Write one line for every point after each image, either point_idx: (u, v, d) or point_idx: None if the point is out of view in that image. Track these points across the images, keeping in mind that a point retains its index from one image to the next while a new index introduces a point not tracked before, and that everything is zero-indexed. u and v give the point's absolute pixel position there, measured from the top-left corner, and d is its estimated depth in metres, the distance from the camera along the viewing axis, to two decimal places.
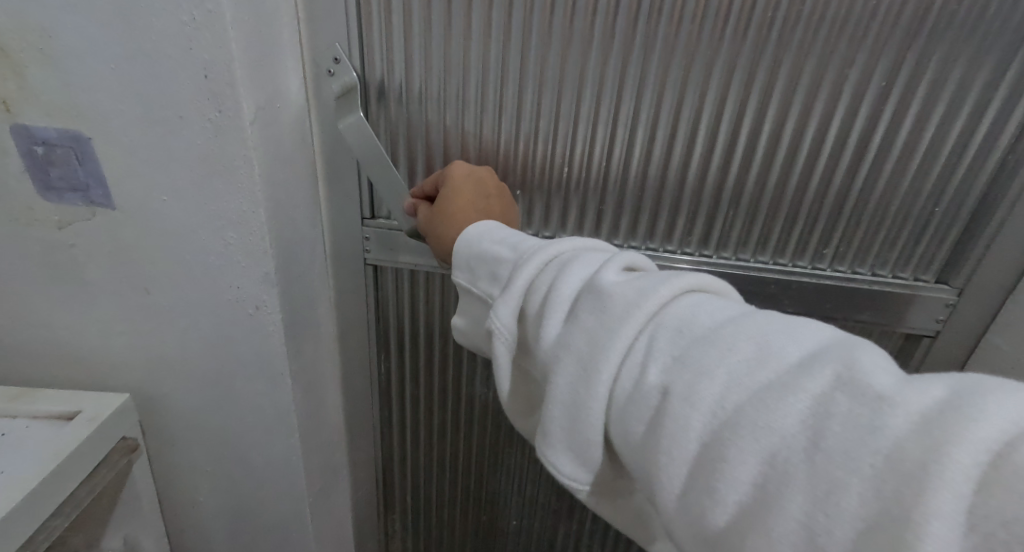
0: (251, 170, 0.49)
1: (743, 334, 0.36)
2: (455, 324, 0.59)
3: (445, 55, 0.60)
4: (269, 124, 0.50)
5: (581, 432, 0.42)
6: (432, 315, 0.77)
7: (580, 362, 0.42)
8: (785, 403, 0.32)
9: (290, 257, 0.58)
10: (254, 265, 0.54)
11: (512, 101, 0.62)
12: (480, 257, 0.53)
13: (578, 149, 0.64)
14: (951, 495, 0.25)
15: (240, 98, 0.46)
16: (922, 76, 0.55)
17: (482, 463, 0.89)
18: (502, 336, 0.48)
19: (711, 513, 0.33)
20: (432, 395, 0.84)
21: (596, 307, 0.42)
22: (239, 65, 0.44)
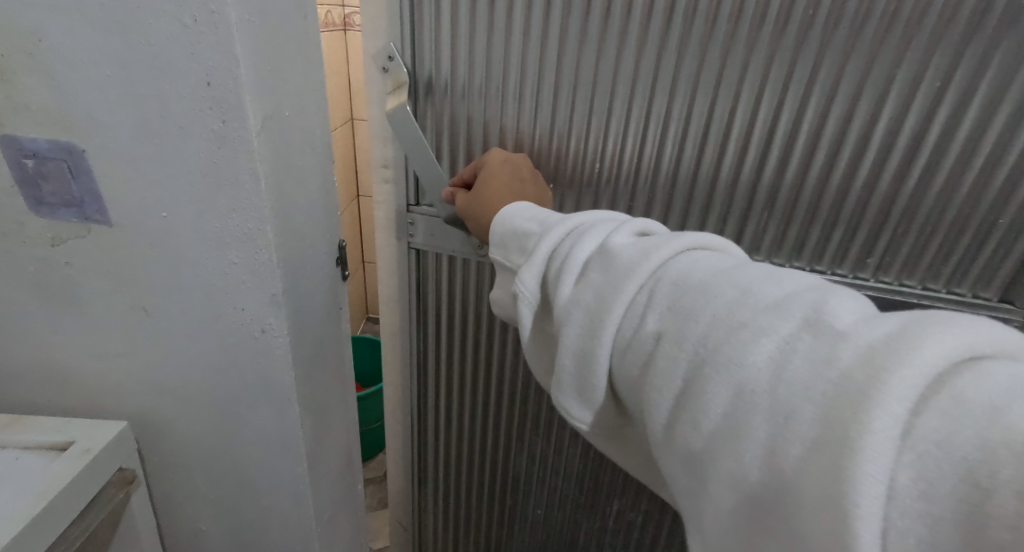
0: (257, 183, 0.46)
1: (732, 284, 0.39)
2: (492, 298, 0.61)
3: (488, 52, 0.62)
4: (279, 133, 0.48)
5: (587, 378, 0.45)
6: (468, 291, 0.81)
7: (586, 315, 0.45)
8: (759, 341, 0.35)
9: (300, 276, 0.55)
10: (260, 285, 0.52)
11: (547, 96, 0.63)
12: (510, 231, 0.56)
13: (607, 146, 0.64)
14: (886, 413, 0.28)
15: (246, 106, 0.43)
16: (984, 78, 0.50)
17: (511, 443, 0.93)
18: (527, 299, 0.51)
19: (690, 437, 0.37)
20: (465, 364, 0.88)
21: (604, 266, 0.45)
22: (245, 72, 0.42)
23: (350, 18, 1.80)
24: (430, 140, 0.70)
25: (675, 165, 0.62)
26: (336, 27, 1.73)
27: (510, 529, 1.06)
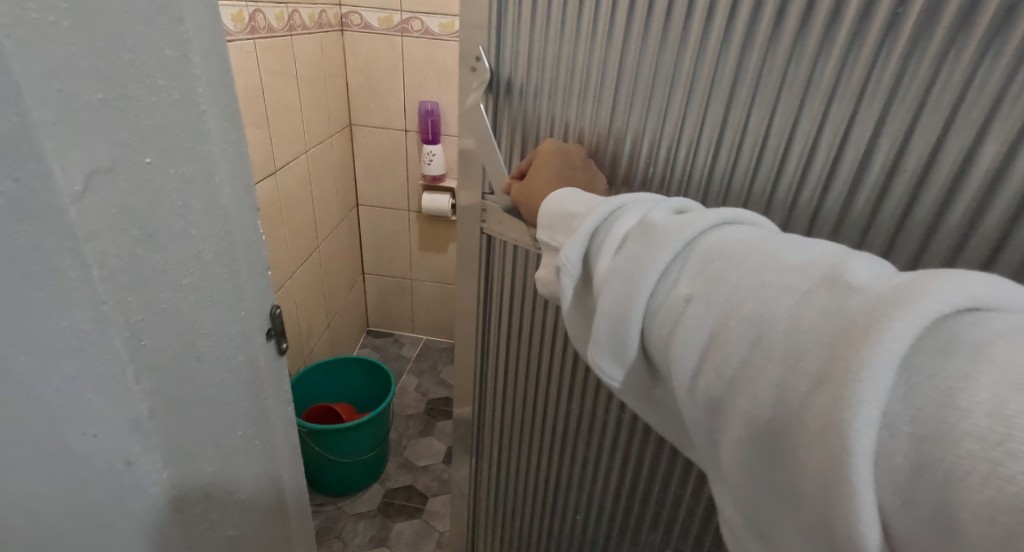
0: (88, 263, 0.34)
1: (754, 246, 0.37)
2: (540, 279, 0.56)
3: (559, 52, 0.60)
4: (129, 191, 0.35)
5: (624, 346, 0.42)
6: (524, 281, 0.77)
7: (618, 281, 0.41)
8: (777, 297, 0.33)
9: (180, 377, 0.44)
10: (115, 406, 0.39)
11: (608, 94, 0.59)
12: (557, 214, 0.53)
13: (662, 148, 0.57)
14: (888, 353, 0.26)
15: (50, 157, 0.30)
16: None
17: (555, 441, 0.85)
18: (569, 269, 0.48)
19: (703, 386, 0.36)
20: (515, 353, 0.85)
21: (642, 238, 0.42)
22: (44, 110, 0.30)
23: (347, 18, 1.70)
24: (505, 137, 0.70)
25: (728, 177, 0.55)
26: (331, 27, 1.63)
27: (546, 542, 0.98)
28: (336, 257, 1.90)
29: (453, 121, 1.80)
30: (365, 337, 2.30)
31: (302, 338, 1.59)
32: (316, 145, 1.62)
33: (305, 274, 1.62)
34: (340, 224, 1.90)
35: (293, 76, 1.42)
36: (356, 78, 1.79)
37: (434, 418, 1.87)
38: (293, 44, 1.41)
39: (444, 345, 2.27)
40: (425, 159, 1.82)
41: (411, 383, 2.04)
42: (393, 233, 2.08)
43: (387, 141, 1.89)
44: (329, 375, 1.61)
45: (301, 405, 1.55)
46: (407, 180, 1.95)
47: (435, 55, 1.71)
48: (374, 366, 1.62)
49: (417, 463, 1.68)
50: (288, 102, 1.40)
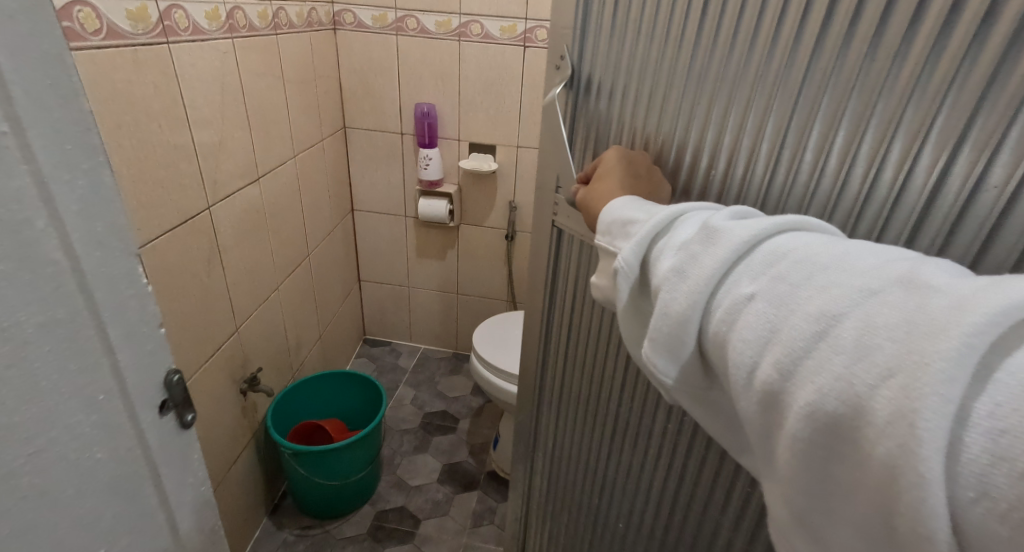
0: None
1: (826, 247, 0.32)
2: (597, 284, 0.50)
3: (634, 50, 0.55)
4: None
5: (680, 346, 0.37)
6: (582, 278, 0.69)
7: (682, 278, 0.37)
8: (847, 288, 0.29)
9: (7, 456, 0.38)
10: None
11: (674, 97, 0.52)
12: (620, 220, 0.45)
13: (722, 156, 0.49)
14: (970, 337, 0.23)
15: None
16: None
17: (603, 455, 0.74)
18: (625, 272, 0.42)
19: (757, 384, 0.31)
20: (569, 356, 0.77)
21: (706, 238, 0.37)
22: None
23: (340, 16, 1.61)
24: (579, 135, 0.65)
25: (786, 194, 0.45)
26: (322, 25, 1.54)
27: None
28: (330, 265, 1.81)
29: (451, 124, 1.71)
30: (362, 345, 2.22)
31: (291, 351, 1.51)
32: (305, 150, 1.53)
33: (295, 284, 1.54)
34: (334, 231, 1.81)
35: (279, 78, 1.34)
36: (350, 78, 1.70)
37: (430, 434, 1.79)
38: (278, 45, 1.32)
39: (443, 356, 2.18)
40: (422, 164, 1.73)
41: (407, 395, 1.96)
42: (390, 240, 1.99)
43: (383, 145, 1.80)
44: (317, 391, 1.54)
45: (285, 424, 1.47)
46: (404, 185, 1.86)
47: (432, 54, 1.61)
48: (364, 381, 1.55)
49: (411, 483, 1.60)
50: (273, 106, 1.32)
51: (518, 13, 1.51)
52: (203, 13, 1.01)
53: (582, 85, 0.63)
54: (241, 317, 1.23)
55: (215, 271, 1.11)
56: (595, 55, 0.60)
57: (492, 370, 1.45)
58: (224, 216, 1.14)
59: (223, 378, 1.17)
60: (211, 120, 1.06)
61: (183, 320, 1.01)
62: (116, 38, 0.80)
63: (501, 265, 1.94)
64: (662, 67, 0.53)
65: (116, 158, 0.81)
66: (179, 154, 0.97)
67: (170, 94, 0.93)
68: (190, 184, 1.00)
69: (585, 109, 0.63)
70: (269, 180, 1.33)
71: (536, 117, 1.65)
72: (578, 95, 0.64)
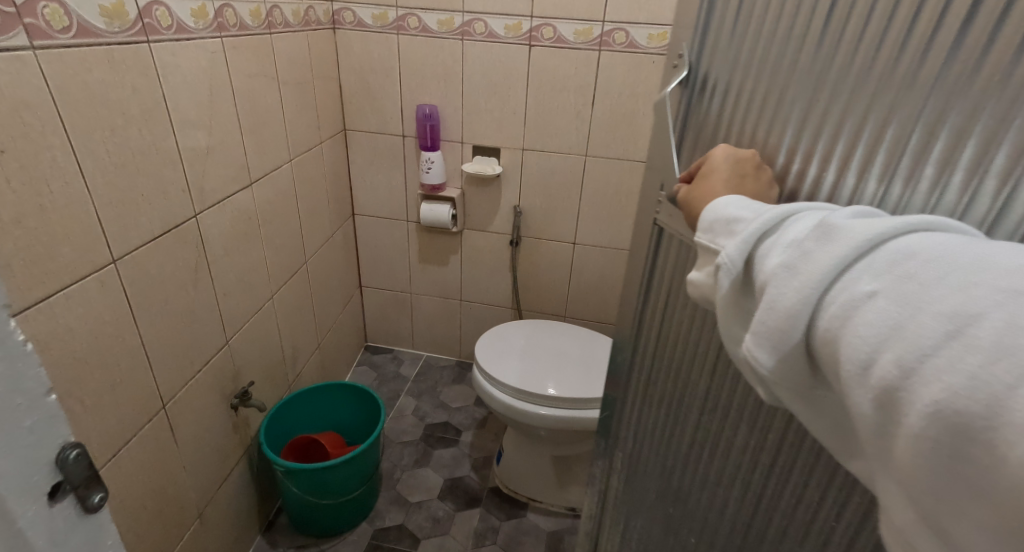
0: None
1: (981, 245, 0.26)
2: (695, 281, 0.43)
3: (749, 37, 0.47)
4: None
5: (785, 352, 0.31)
6: (673, 272, 0.60)
7: (792, 273, 0.31)
8: (1011, 287, 0.23)
9: None
10: None
11: (782, 93, 0.44)
12: (723, 215, 0.39)
13: (828, 173, 0.41)
14: None
15: None
16: None
17: (678, 465, 0.64)
18: (725, 270, 0.36)
19: (879, 394, 0.26)
20: (648, 358, 0.68)
21: (823, 232, 0.31)
22: None
23: (339, 15, 1.55)
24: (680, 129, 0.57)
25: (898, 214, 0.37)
26: (320, 24, 1.48)
27: None
28: (330, 272, 1.75)
29: (454, 126, 1.65)
30: (363, 352, 2.15)
31: (287, 362, 1.45)
32: (303, 153, 1.47)
33: (293, 292, 1.48)
34: (334, 236, 1.75)
35: (274, 78, 1.29)
36: (349, 79, 1.64)
37: (431, 446, 1.73)
38: (273, 44, 1.27)
39: (446, 364, 2.12)
40: (424, 167, 1.67)
41: (409, 405, 1.90)
42: (392, 245, 1.92)
43: (385, 147, 1.74)
44: (311, 403, 1.48)
45: (279, 439, 1.41)
46: (405, 189, 1.80)
47: (434, 54, 1.55)
48: (363, 392, 1.50)
49: (411, 499, 1.54)
50: (268, 109, 1.27)
51: (523, 11, 1.45)
52: (189, 10, 0.95)
53: (699, 81, 0.53)
54: (232, 329, 1.17)
55: (203, 281, 1.06)
56: (718, 46, 0.51)
57: (494, 383, 1.39)
58: (214, 223, 1.08)
59: (213, 393, 1.11)
60: (198, 123, 1.01)
61: (167, 334, 0.95)
62: (88, 37, 0.74)
63: (506, 271, 1.87)
64: (784, 64, 0.44)
65: (89, 164, 0.76)
66: (162, 158, 0.91)
67: (152, 96, 0.88)
68: (174, 190, 0.95)
69: (698, 111, 0.54)
70: (263, 185, 1.27)
71: (542, 119, 1.58)
72: (694, 92, 0.54)
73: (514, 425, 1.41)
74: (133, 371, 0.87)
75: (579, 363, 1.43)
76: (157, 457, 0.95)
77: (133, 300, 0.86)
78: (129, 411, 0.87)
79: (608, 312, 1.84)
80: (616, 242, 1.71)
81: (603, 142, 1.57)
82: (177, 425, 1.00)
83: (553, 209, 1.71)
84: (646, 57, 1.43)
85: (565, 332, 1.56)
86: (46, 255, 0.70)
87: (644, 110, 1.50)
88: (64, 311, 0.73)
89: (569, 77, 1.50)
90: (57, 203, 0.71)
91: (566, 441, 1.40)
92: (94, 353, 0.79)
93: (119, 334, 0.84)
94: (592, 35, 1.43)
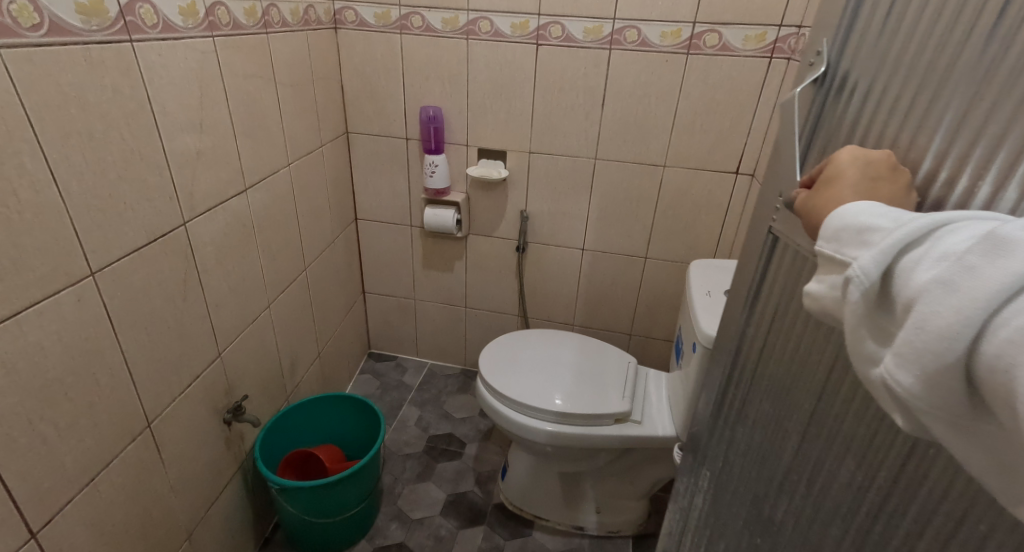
0: None
1: None
2: (814, 294, 0.38)
3: (909, 36, 0.42)
4: None
5: (942, 386, 0.27)
6: (799, 274, 0.52)
7: (951, 289, 0.26)
8: None
9: None
10: None
11: (942, 98, 0.38)
12: (853, 221, 0.34)
13: (984, 187, 0.34)
14: None
15: None
16: None
17: (768, 489, 0.56)
18: (857, 282, 0.32)
19: None
20: (754, 367, 0.61)
21: (993, 246, 0.26)
22: None
23: (341, 14, 1.50)
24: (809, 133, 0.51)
25: None
26: (321, 24, 1.43)
27: None
28: (332, 278, 1.70)
29: (459, 129, 1.59)
30: (366, 360, 2.10)
31: (285, 373, 1.40)
32: (303, 157, 1.41)
33: (293, 301, 1.42)
34: (336, 242, 1.69)
35: (270, 79, 1.20)
36: (351, 80, 1.59)
37: (434, 459, 1.67)
38: (270, 44, 1.19)
39: (450, 373, 2.06)
40: (427, 171, 1.61)
41: (412, 415, 1.84)
42: (395, 250, 1.87)
43: (388, 150, 1.68)
44: (308, 415, 1.44)
45: (276, 453, 1.36)
46: (409, 193, 1.74)
47: (438, 54, 1.49)
48: (362, 404, 1.45)
49: (412, 516, 1.48)
50: (263, 111, 1.19)
51: (530, 9, 1.39)
52: (177, 8, 0.89)
53: (838, 82, 0.49)
54: (225, 340, 1.12)
55: (194, 291, 1.00)
56: (865, 41, 0.46)
57: (499, 397, 1.33)
58: (205, 231, 1.02)
59: (204, 408, 1.06)
60: (187, 126, 0.94)
61: (154, 349, 0.90)
62: (61, 36, 0.69)
63: (512, 278, 1.81)
64: (947, 59, 0.38)
65: (64, 171, 0.71)
66: (147, 164, 0.86)
67: (135, 97, 0.82)
68: (161, 198, 0.89)
69: (831, 113, 0.49)
70: (260, 190, 1.21)
71: (549, 121, 1.52)
72: (829, 94, 0.49)
73: (520, 440, 1.35)
74: (115, 389, 0.82)
75: (588, 376, 1.36)
76: (143, 479, 0.90)
77: (115, 316, 0.81)
78: (109, 432, 0.81)
79: (619, 320, 1.78)
80: (625, 248, 1.65)
81: (613, 145, 1.51)
82: (164, 444, 0.95)
83: (560, 214, 1.65)
84: (658, 56, 1.37)
85: (575, 343, 1.49)
86: (14, 269, 0.65)
87: (656, 111, 1.43)
88: (35, 329, 0.68)
89: (577, 77, 1.44)
90: (26, 214, 0.66)
91: (574, 459, 1.33)
92: (69, 373, 0.74)
93: (98, 351, 0.78)
94: (602, 33, 1.37)
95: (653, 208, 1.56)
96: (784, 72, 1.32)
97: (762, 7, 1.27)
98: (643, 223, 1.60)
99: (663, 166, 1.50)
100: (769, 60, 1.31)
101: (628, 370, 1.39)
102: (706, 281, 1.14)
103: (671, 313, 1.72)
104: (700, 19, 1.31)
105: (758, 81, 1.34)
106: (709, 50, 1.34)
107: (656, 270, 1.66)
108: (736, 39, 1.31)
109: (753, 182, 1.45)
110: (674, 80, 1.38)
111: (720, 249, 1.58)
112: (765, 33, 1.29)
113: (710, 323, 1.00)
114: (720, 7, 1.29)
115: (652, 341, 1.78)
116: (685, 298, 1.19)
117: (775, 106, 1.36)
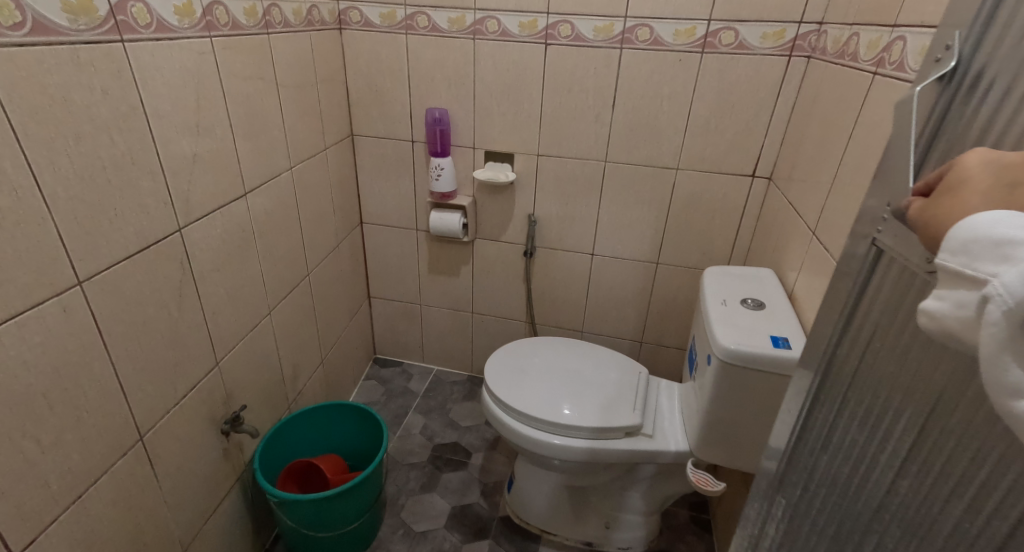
0: None
1: None
2: (931, 309, 0.34)
3: None
4: None
5: None
6: (909, 292, 0.45)
7: None
8: None
9: None
10: None
11: None
12: (987, 233, 0.30)
13: None
14: None
15: None
16: None
17: (875, 536, 0.47)
18: (1003, 304, 0.28)
19: None
20: (845, 392, 0.53)
21: None
22: None
23: (346, 14, 1.47)
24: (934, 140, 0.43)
25: None
26: (325, 25, 1.40)
27: None
28: (336, 284, 1.66)
29: (465, 131, 1.56)
30: (371, 366, 2.07)
31: (286, 381, 1.37)
32: (307, 160, 1.37)
33: (296, 307, 1.39)
34: (340, 246, 1.66)
35: (271, 81, 1.16)
36: (357, 81, 1.55)
37: (439, 469, 1.63)
38: (272, 45, 1.14)
39: (457, 379, 2.01)
40: (433, 174, 1.57)
41: (416, 423, 1.81)
42: (401, 255, 1.83)
43: (393, 153, 1.65)
44: (309, 425, 1.40)
45: (276, 463, 1.33)
46: (414, 197, 1.71)
47: (444, 55, 1.46)
48: (366, 414, 1.42)
49: (416, 528, 1.44)
50: (265, 113, 1.14)
51: (538, 8, 1.35)
52: (173, 7, 0.84)
53: (971, 78, 0.40)
54: (224, 349, 1.08)
55: (190, 300, 0.95)
56: (1011, 31, 0.37)
57: (505, 408, 1.28)
58: (204, 237, 0.97)
59: (202, 419, 1.02)
60: (185, 130, 0.89)
61: (148, 360, 0.86)
62: (46, 34, 0.65)
63: (520, 283, 1.77)
64: None
65: (49, 177, 0.67)
66: (141, 169, 0.81)
67: (127, 99, 0.77)
68: (154, 204, 0.84)
69: (959, 118, 0.41)
70: (261, 194, 1.16)
71: (558, 122, 1.47)
72: (960, 92, 0.41)
73: (527, 453, 1.30)
74: (105, 403, 0.78)
75: (598, 387, 1.32)
76: (134, 495, 0.86)
77: (106, 328, 0.77)
78: (98, 447, 0.78)
79: (630, 327, 1.73)
80: (636, 253, 1.60)
81: (624, 147, 1.46)
82: (158, 457, 0.91)
83: (569, 218, 1.60)
84: (672, 55, 1.32)
85: (584, 351, 1.45)
86: None
87: (668, 112, 1.38)
88: (17, 342, 0.64)
89: (587, 78, 1.39)
90: (6, 221, 0.62)
91: (583, 473, 1.29)
92: (54, 387, 0.70)
93: (86, 365, 0.74)
94: (614, 32, 1.33)
95: (665, 212, 1.51)
96: (804, 71, 1.26)
97: (781, 4, 1.21)
98: (654, 227, 1.54)
99: (675, 168, 1.45)
100: (788, 58, 1.26)
101: (639, 381, 1.34)
102: (721, 290, 1.09)
103: (683, 320, 1.67)
104: (715, 16, 1.26)
105: (775, 81, 1.29)
106: (725, 49, 1.28)
107: (668, 275, 1.61)
108: (753, 37, 1.26)
109: (770, 185, 1.40)
110: (688, 79, 1.33)
111: (734, 254, 1.53)
112: (784, 30, 1.24)
113: (725, 335, 0.95)
114: (738, 4, 1.24)
115: (663, 349, 1.73)
116: (699, 307, 1.13)
117: (793, 107, 1.31)
